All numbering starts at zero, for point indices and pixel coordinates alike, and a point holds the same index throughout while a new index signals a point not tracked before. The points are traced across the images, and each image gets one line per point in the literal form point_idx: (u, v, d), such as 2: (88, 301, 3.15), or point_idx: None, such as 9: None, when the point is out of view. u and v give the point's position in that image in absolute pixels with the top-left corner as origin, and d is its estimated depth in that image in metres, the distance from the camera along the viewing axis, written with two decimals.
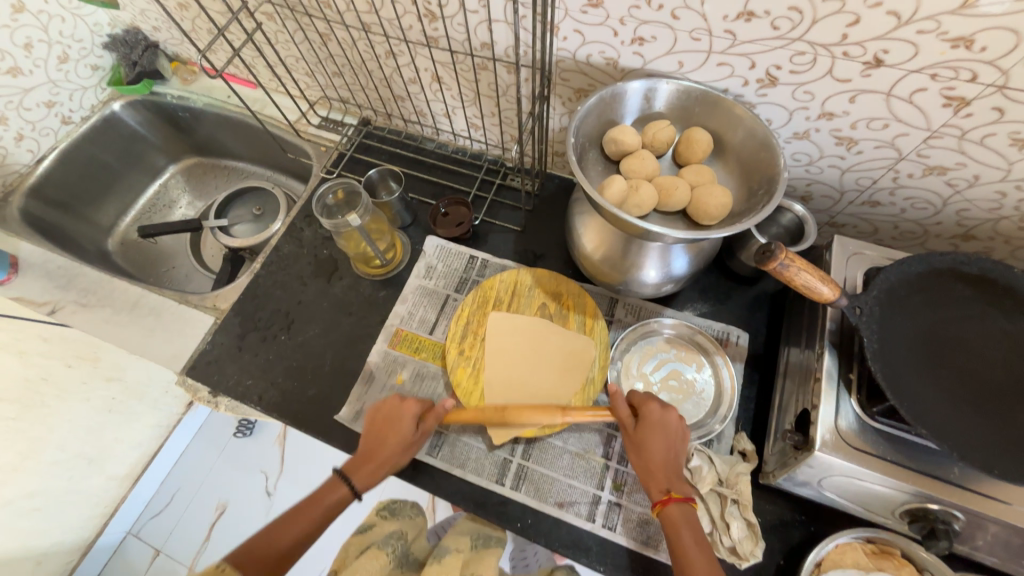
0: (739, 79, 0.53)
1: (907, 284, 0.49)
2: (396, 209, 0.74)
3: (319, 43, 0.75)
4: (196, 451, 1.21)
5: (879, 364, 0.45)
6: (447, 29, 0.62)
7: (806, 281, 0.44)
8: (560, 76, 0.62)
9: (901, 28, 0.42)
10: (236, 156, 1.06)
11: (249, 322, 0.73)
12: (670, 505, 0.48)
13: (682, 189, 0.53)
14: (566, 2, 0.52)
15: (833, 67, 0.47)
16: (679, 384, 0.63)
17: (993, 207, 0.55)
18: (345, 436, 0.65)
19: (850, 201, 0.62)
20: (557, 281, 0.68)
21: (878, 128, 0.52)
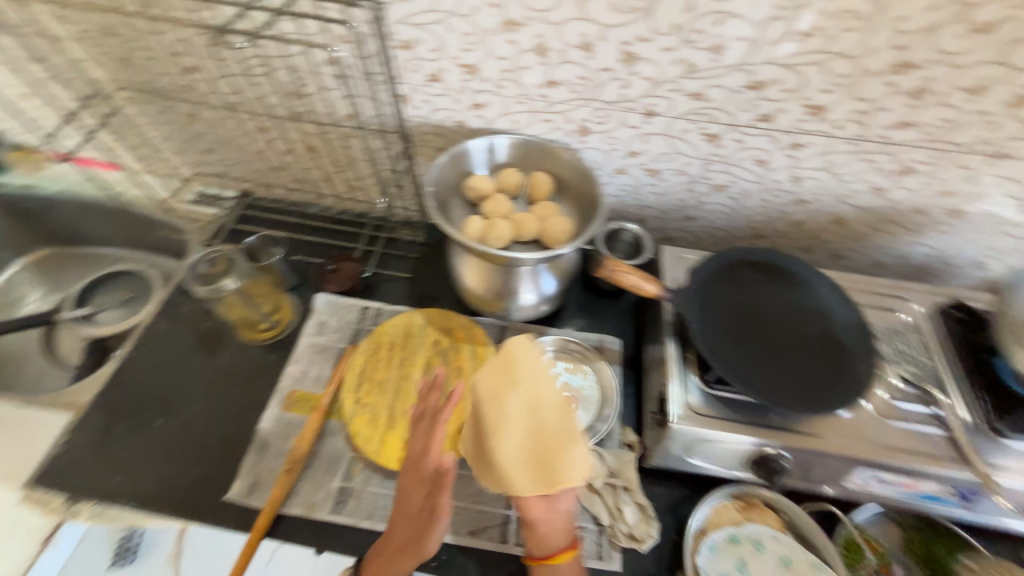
0: (562, 131, 0.65)
1: (715, 274, 0.62)
2: (281, 271, 0.75)
3: (187, 123, 0.77)
4: None
5: (701, 340, 0.55)
6: (312, 105, 0.69)
7: (632, 283, 0.55)
8: (422, 138, 0.71)
9: (657, 88, 0.57)
10: (100, 241, 0.99)
11: (116, 412, 0.67)
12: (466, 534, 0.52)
13: (532, 221, 0.62)
14: (411, 79, 0.62)
15: (623, 118, 0.61)
16: (570, 393, 0.68)
17: (765, 210, 0.72)
18: (237, 515, 0.60)
19: (673, 219, 0.77)
20: (446, 318, 0.72)
21: (670, 161, 0.66)
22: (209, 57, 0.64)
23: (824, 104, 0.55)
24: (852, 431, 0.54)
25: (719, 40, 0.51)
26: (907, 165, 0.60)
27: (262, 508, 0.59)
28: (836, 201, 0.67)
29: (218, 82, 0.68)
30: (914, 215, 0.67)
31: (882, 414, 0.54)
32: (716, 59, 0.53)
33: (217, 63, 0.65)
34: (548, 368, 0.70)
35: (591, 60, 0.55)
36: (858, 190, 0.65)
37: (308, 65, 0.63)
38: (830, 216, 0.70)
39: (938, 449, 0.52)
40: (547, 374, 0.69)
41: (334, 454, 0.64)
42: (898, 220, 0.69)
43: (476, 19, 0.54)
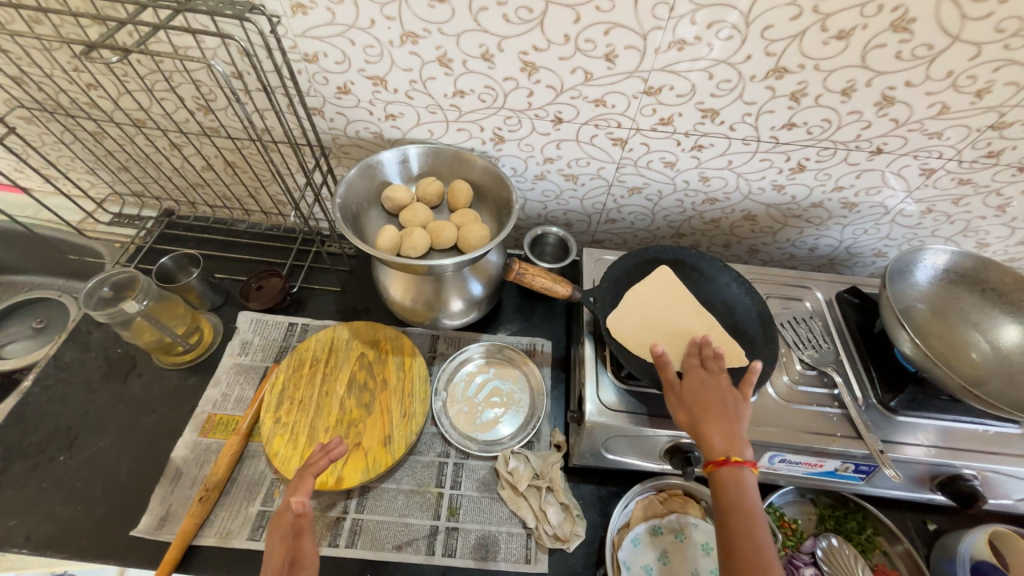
0: (478, 140, 0.66)
1: (628, 274, 0.64)
2: (199, 291, 0.72)
3: (93, 142, 0.74)
4: None
5: (609, 337, 0.57)
6: (223, 119, 0.67)
7: (542, 284, 0.56)
8: (341, 150, 0.71)
9: (560, 96, 0.59)
10: (10, 269, 0.93)
11: (13, 451, 0.62)
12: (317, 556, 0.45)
13: (448, 229, 0.63)
14: (321, 92, 0.62)
15: (534, 126, 0.63)
16: (500, 399, 0.69)
17: (681, 210, 0.75)
18: (145, 550, 0.57)
19: (598, 221, 0.79)
20: (373, 330, 0.71)
21: (585, 165, 0.68)
22: (104, 73, 0.62)
23: (716, 108, 0.58)
24: (759, 414, 0.57)
25: (609, 49, 0.53)
26: (800, 163, 0.64)
27: (171, 541, 0.56)
28: (743, 199, 0.71)
29: (119, 99, 0.65)
30: (815, 210, 0.72)
31: (785, 398, 0.59)
32: (610, 67, 0.55)
33: (114, 80, 0.63)
34: (478, 374, 0.71)
35: (493, 69, 0.56)
36: (761, 188, 0.69)
37: (212, 80, 0.61)
38: (741, 213, 0.74)
39: (835, 427, 0.56)
40: (477, 381, 0.70)
41: (254, 478, 0.61)
42: (801, 214, 0.73)
43: (375, 32, 0.54)
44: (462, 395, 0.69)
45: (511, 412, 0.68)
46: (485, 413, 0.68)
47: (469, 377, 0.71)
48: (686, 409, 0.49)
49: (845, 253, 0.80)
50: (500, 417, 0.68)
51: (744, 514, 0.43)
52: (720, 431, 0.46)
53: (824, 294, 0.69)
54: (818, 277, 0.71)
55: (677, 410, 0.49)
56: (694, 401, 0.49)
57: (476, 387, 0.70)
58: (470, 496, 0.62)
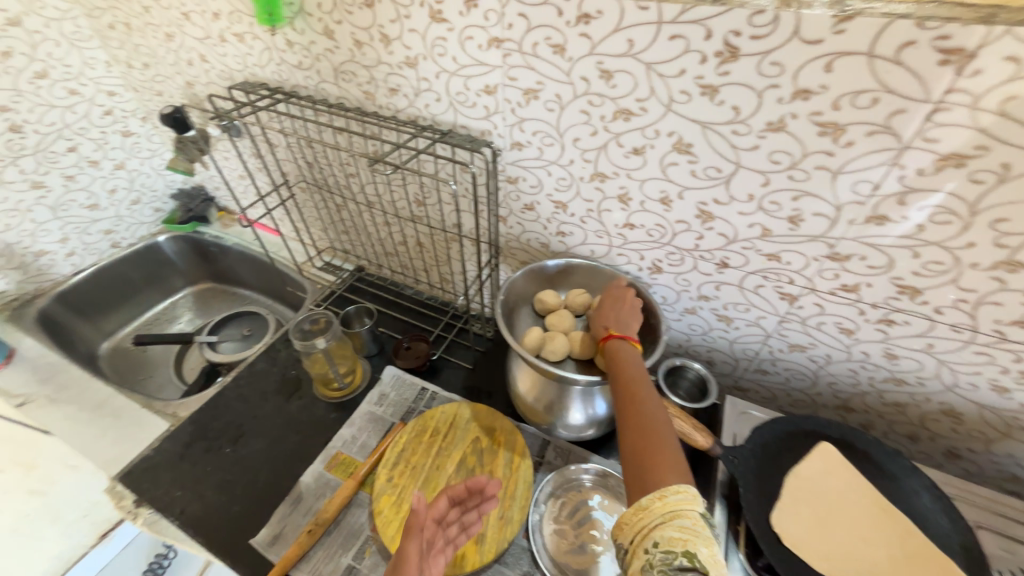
0: (636, 266, 0.70)
1: (780, 441, 0.56)
2: (364, 339, 0.85)
3: (335, 210, 0.98)
4: None
5: (750, 512, 0.49)
6: (429, 211, 0.84)
7: (680, 427, 0.53)
8: (510, 250, 0.81)
9: (731, 244, 0.60)
10: (244, 285, 1.23)
11: (199, 432, 0.77)
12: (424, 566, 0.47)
13: (590, 342, 0.65)
14: (510, 205, 0.73)
15: (696, 264, 0.64)
16: (600, 536, 0.63)
17: (854, 381, 0.65)
18: (253, 563, 0.62)
19: (744, 367, 0.73)
20: (492, 416, 0.74)
21: (743, 310, 0.66)
22: (365, 169, 0.84)
23: (918, 287, 0.52)
24: None
25: (795, 212, 0.53)
26: None
27: (275, 563, 0.61)
28: (944, 389, 0.59)
29: (366, 186, 0.87)
30: None
31: None
32: (793, 228, 0.55)
33: (369, 174, 0.84)
34: (583, 499, 0.66)
35: (668, 212, 0.61)
36: (972, 383, 0.57)
37: (434, 184, 0.78)
38: (939, 405, 0.61)
39: None
40: (580, 508, 0.65)
41: (354, 528, 0.65)
42: None
43: (571, 168, 0.64)
44: (563, 517, 0.65)
45: (611, 557, 0.61)
46: (583, 547, 0.62)
47: (574, 499, 0.66)
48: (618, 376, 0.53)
49: None
50: (598, 558, 0.61)
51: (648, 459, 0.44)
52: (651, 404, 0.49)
53: None
54: None
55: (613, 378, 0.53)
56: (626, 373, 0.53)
57: (577, 513, 0.65)
58: None
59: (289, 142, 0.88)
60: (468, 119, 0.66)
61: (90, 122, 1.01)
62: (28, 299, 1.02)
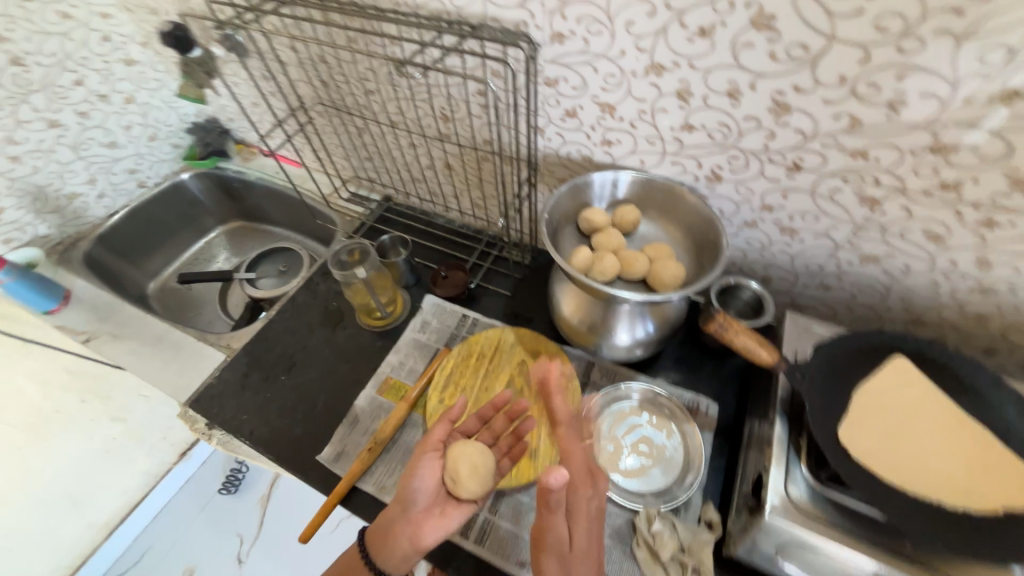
0: (691, 176, 0.63)
1: (848, 356, 0.53)
2: (401, 269, 0.84)
3: (357, 134, 0.91)
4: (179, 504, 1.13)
5: (817, 426, 0.48)
6: (457, 128, 0.77)
7: (744, 344, 0.50)
8: (547, 167, 0.75)
9: (809, 141, 0.52)
10: (273, 222, 1.22)
11: (254, 362, 0.80)
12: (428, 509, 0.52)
13: (641, 261, 0.61)
14: (549, 113, 0.66)
15: (763, 169, 0.57)
16: (649, 449, 0.64)
17: (932, 294, 0.60)
18: (322, 476, 0.67)
19: (804, 284, 0.69)
20: (536, 340, 0.73)
21: (813, 220, 0.60)
22: (385, 83, 0.76)
23: None
24: None
25: (898, 95, 0.45)
26: None
27: (342, 476, 0.66)
28: None
29: (388, 104, 0.80)
30: None
31: None
32: (891, 116, 0.47)
33: (390, 88, 0.77)
34: (630, 415, 0.67)
35: (735, 107, 0.53)
36: None
37: (462, 94, 0.71)
38: None
39: None
40: (628, 424, 0.66)
41: (410, 446, 0.68)
42: None
43: (621, 61, 0.55)
44: (612, 431, 0.66)
45: (660, 468, 0.63)
46: (633, 459, 0.64)
47: (622, 415, 0.67)
48: None
49: None
50: (648, 470, 0.63)
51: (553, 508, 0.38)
52: None
53: None
54: None
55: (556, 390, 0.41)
56: None
57: (626, 429, 0.66)
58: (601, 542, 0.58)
59: (299, 57, 0.80)
60: (499, 9, 0.58)
61: (90, 51, 0.95)
62: (72, 242, 1.04)
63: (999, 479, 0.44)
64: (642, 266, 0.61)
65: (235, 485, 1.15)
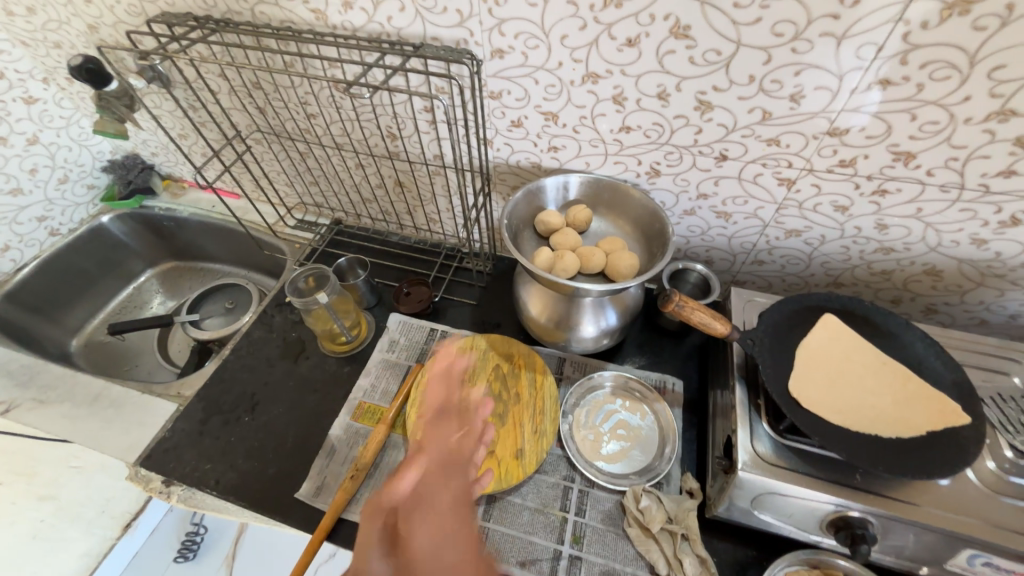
0: (633, 173, 0.68)
1: (787, 319, 0.60)
2: (362, 291, 0.83)
3: (299, 159, 0.89)
4: None
5: (772, 383, 0.53)
6: (405, 145, 0.78)
7: (700, 319, 0.54)
8: (499, 177, 0.77)
9: (731, 134, 0.59)
10: (213, 259, 1.15)
11: (212, 406, 0.75)
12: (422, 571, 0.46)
13: (598, 255, 0.65)
14: (495, 124, 0.69)
15: (695, 161, 0.64)
16: (627, 432, 0.68)
17: (845, 257, 0.69)
18: (304, 515, 0.64)
19: (742, 261, 0.76)
20: (508, 344, 0.75)
21: (742, 203, 0.67)
22: (327, 105, 0.75)
23: (913, 151, 0.54)
24: (956, 502, 0.49)
25: (797, 89, 0.52)
26: (1014, 216, 0.56)
27: (325, 510, 0.63)
28: (928, 251, 0.63)
29: (331, 126, 0.79)
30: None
31: (991, 487, 0.50)
32: (794, 107, 0.54)
33: (332, 110, 0.76)
34: (605, 402, 0.71)
35: (665, 107, 0.59)
36: (955, 241, 0.61)
37: (408, 111, 0.72)
38: (922, 267, 0.66)
39: None
40: (605, 411, 0.70)
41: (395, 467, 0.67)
42: (1006, 274, 0.63)
43: (559, 72, 0.59)
44: (590, 420, 0.69)
45: (639, 448, 0.66)
46: (613, 444, 0.67)
47: (597, 404, 0.70)
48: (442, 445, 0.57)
49: None
50: (628, 451, 0.66)
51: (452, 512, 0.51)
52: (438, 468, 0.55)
53: None
54: None
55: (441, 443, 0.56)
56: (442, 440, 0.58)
57: (603, 416, 0.69)
58: (595, 528, 0.60)
59: (231, 84, 0.78)
60: (438, 28, 0.60)
61: None
62: None
63: (918, 407, 0.52)
64: (597, 258, 0.65)
65: (195, 548, 0.91)
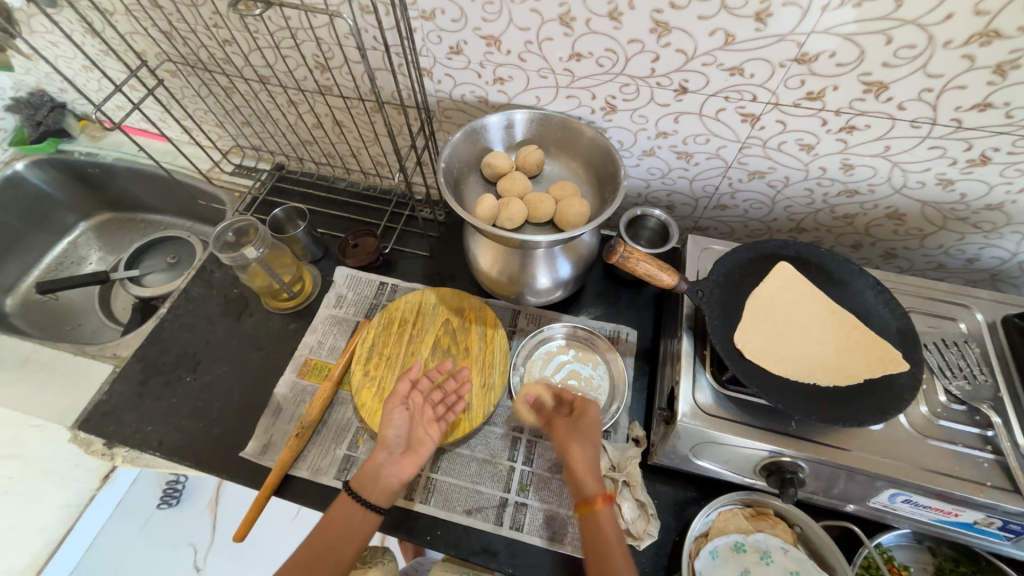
0: (587, 109, 0.62)
1: (740, 268, 0.58)
2: (304, 243, 0.77)
3: (224, 96, 0.79)
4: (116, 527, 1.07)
5: (716, 336, 0.52)
6: (337, 77, 0.69)
7: (646, 271, 0.51)
8: (444, 114, 0.70)
9: (690, 62, 0.52)
10: (151, 209, 1.06)
11: (151, 367, 0.71)
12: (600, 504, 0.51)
13: (547, 203, 0.60)
14: (432, 51, 0.61)
15: (653, 95, 0.57)
16: (578, 383, 0.67)
17: (808, 202, 0.65)
18: (250, 472, 0.63)
19: (704, 206, 0.72)
20: (459, 297, 0.72)
21: (703, 142, 0.62)
22: (239, 29, 0.65)
23: (885, 81, 0.48)
24: (885, 446, 0.50)
25: (763, 6, 0.45)
26: (984, 154, 0.52)
27: (272, 467, 0.62)
28: (892, 193, 0.60)
29: (250, 55, 0.69)
30: (988, 213, 0.59)
31: (921, 431, 0.50)
32: (759, 28, 0.47)
33: (247, 36, 0.66)
34: (557, 354, 0.69)
35: (618, 30, 0.51)
36: (920, 181, 0.58)
37: (332, 37, 0.62)
38: (885, 210, 0.63)
39: (985, 475, 0.48)
40: (557, 362, 0.68)
41: (342, 423, 0.66)
42: (968, 217, 0.60)
43: None
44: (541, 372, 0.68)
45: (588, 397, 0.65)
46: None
47: (549, 356, 0.69)
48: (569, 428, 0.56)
49: (1016, 269, 0.66)
50: None
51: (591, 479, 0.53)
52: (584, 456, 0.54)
53: (985, 316, 0.58)
54: (980, 293, 0.59)
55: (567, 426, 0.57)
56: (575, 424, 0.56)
57: (555, 368, 0.68)
58: (541, 476, 0.61)
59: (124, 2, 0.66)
60: None
61: None
62: None
63: (859, 355, 0.51)
64: (546, 208, 0.60)
65: (177, 497, 1.11)
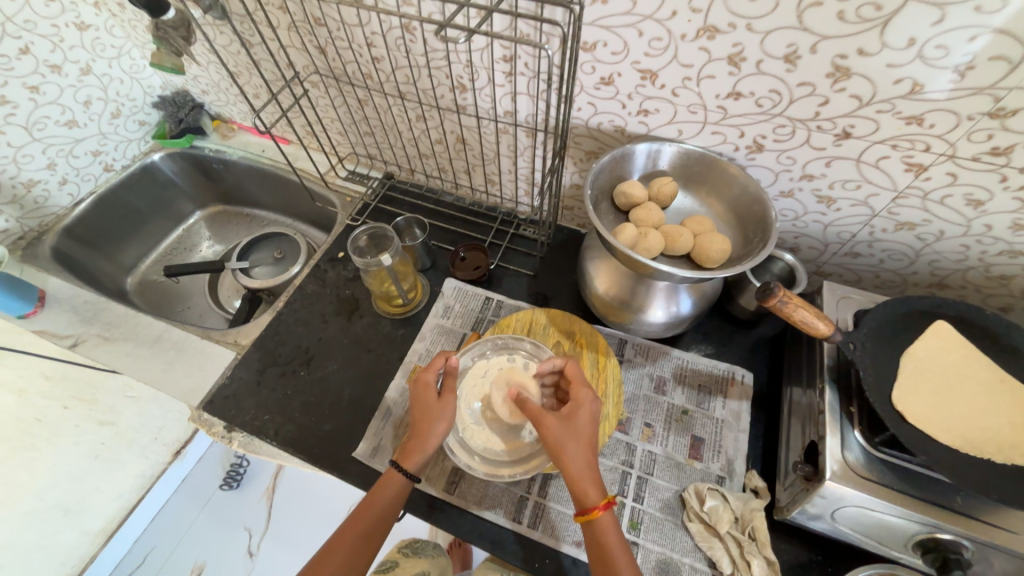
0: (731, 146, 0.62)
1: (891, 323, 0.54)
2: (419, 253, 0.80)
3: (357, 107, 0.84)
4: (178, 504, 1.11)
5: (875, 394, 0.49)
6: (476, 99, 0.72)
7: (803, 318, 0.49)
8: (573, 140, 0.71)
9: (862, 108, 0.51)
10: (258, 205, 1.13)
11: (270, 356, 0.75)
12: (600, 510, 0.49)
13: (686, 236, 0.59)
14: (582, 80, 0.62)
15: (809, 138, 0.56)
16: (692, 443, 0.64)
17: (960, 258, 0.62)
18: (360, 474, 0.64)
19: (834, 252, 0.70)
20: (570, 320, 0.72)
21: (853, 189, 0.60)
22: (396, 49, 0.69)
23: None
24: None
25: (966, 58, 0.44)
26: None
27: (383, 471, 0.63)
28: None
29: (396, 72, 0.73)
30: None
31: None
32: (955, 79, 0.46)
33: (400, 54, 0.70)
34: (470, 388, 0.64)
35: (791, 73, 0.51)
36: None
37: (485, 60, 0.65)
38: None
39: None
40: (672, 413, 0.66)
41: None
42: None
43: (671, 24, 0.52)
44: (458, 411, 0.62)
45: (689, 435, 0.65)
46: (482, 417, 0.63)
47: (473, 389, 0.64)
48: (581, 445, 0.51)
49: None
50: (699, 454, 0.63)
51: (615, 548, 0.48)
52: (587, 470, 0.51)
53: None
54: None
55: (576, 444, 0.51)
56: (572, 432, 0.52)
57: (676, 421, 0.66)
58: (653, 515, 0.59)
59: (293, 19, 0.72)
60: None
61: (35, 12, 0.80)
62: (34, 236, 0.93)
63: None
64: (686, 243, 0.59)
65: (238, 480, 1.14)
